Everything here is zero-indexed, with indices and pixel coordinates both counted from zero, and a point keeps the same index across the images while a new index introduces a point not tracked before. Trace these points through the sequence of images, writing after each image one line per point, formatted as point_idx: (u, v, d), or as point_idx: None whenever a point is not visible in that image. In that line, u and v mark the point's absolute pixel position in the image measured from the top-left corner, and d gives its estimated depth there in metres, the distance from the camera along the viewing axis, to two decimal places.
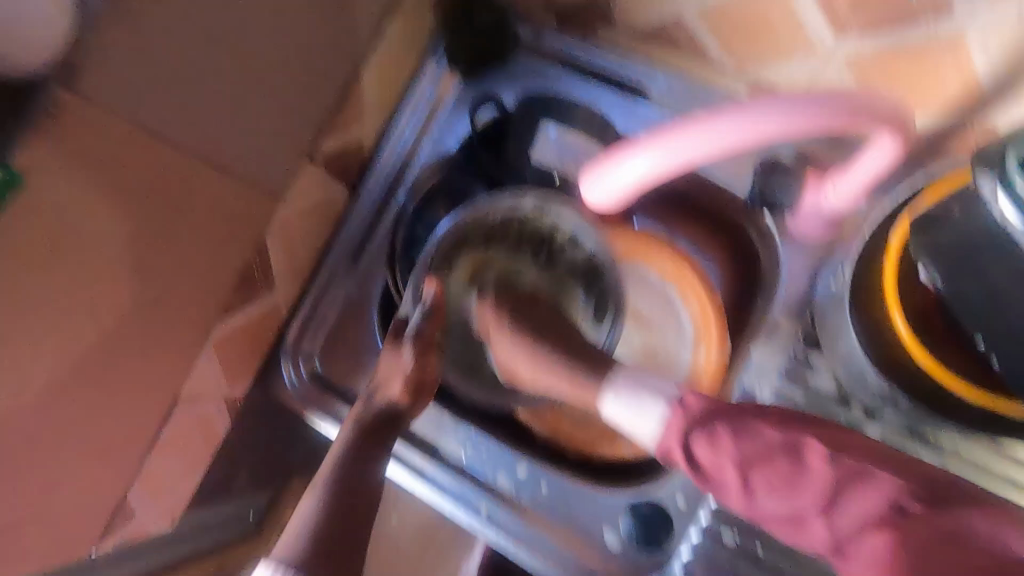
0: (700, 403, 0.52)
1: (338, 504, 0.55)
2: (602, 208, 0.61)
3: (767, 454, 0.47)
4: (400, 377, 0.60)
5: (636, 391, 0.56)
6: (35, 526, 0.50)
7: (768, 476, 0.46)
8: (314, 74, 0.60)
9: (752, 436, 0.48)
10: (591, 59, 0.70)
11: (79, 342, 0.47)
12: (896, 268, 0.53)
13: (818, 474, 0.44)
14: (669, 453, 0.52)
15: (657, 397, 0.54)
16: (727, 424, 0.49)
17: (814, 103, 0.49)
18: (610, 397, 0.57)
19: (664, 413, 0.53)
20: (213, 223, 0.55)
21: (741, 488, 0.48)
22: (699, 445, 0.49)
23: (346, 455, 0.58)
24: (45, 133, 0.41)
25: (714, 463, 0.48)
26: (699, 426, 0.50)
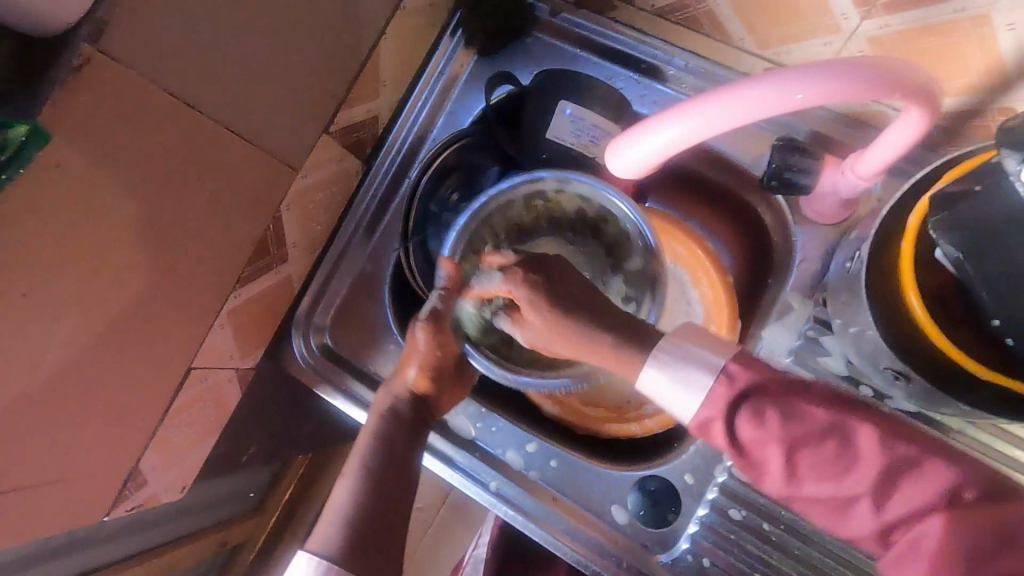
0: (749, 373, 0.44)
1: (386, 472, 0.54)
2: (628, 178, 0.54)
3: (816, 435, 0.41)
4: (420, 348, 0.59)
5: (681, 364, 0.46)
6: (65, 476, 0.53)
7: (815, 458, 0.41)
8: (335, 49, 0.62)
9: (800, 414, 0.42)
10: (606, 36, 0.71)
11: (110, 309, 0.51)
12: (912, 251, 0.50)
13: (870, 458, 0.40)
14: (707, 426, 0.45)
15: (703, 368, 0.45)
16: (773, 399, 0.42)
17: (849, 73, 0.42)
18: (652, 369, 0.47)
19: (708, 383, 0.44)
20: (231, 191, 0.57)
21: (785, 473, 0.42)
22: (744, 420, 0.42)
23: (387, 432, 0.57)
24: (70, 90, 0.43)
25: (757, 442, 0.42)
26: (747, 402, 0.43)
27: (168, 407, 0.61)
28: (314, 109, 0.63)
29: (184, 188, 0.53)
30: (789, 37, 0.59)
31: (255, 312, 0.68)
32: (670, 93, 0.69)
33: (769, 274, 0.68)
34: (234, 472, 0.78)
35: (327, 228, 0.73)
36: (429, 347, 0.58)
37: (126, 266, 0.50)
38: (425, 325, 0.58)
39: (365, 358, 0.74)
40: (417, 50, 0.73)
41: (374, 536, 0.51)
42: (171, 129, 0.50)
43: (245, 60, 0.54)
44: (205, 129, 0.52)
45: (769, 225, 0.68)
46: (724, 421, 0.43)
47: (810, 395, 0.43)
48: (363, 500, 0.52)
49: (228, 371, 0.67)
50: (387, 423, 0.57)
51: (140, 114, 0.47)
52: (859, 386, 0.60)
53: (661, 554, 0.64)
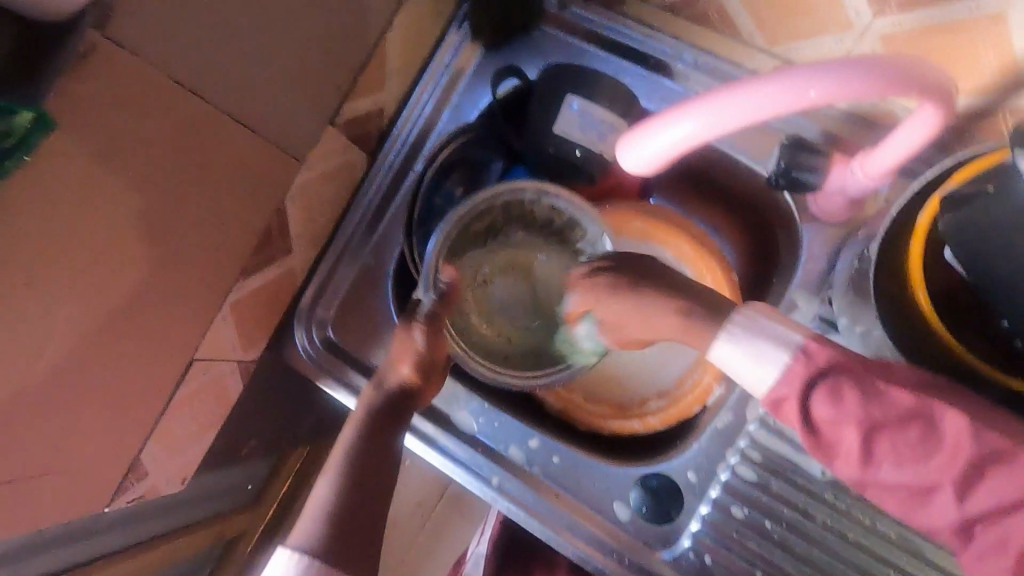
0: (828, 352, 0.45)
1: (360, 470, 0.54)
2: (638, 175, 0.54)
3: (897, 419, 0.42)
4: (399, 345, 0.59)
5: (755, 338, 0.47)
6: (66, 466, 0.53)
7: (896, 442, 0.42)
8: (343, 39, 0.62)
9: (885, 398, 0.43)
10: (614, 30, 0.70)
11: (116, 300, 0.50)
12: (921, 250, 0.50)
13: (954, 446, 0.41)
14: (780, 405, 0.45)
15: (777, 343, 0.46)
16: (854, 381, 0.43)
17: (863, 71, 0.42)
18: (731, 342, 0.48)
19: (786, 360, 0.45)
20: (236, 182, 0.57)
21: (863, 456, 0.43)
22: (821, 398, 0.43)
23: (369, 425, 0.57)
24: (77, 76, 0.42)
25: (834, 422, 0.43)
26: (825, 381, 0.44)
27: (170, 398, 0.60)
28: (320, 101, 0.62)
29: (190, 178, 0.52)
30: (799, 32, 0.59)
31: (257, 304, 0.67)
32: (677, 89, 0.68)
33: (774, 271, 0.69)
34: (234, 464, 0.78)
35: (330, 220, 0.73)
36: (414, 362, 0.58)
37: (132, 257, 0.50)
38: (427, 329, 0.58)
39: (367, 352, 0.74)
40: (423, 42, 0.72)
41: (349, 534, 0.52)
42: (177, 119, 0.49)
43: (253, 50, 0.54)
44: (211, 120, 0.52)
45: (774, 221, 0.68)
46: (799, 397, 0.44)
47: (893, 380, 0.44)
48: (339, 497, 0.53)
49: (230, 364, 0.67)
50: (368, 415, 0.57)
51: (146, 103, 0.47)
52: None
53: (663, 550, 0.64)
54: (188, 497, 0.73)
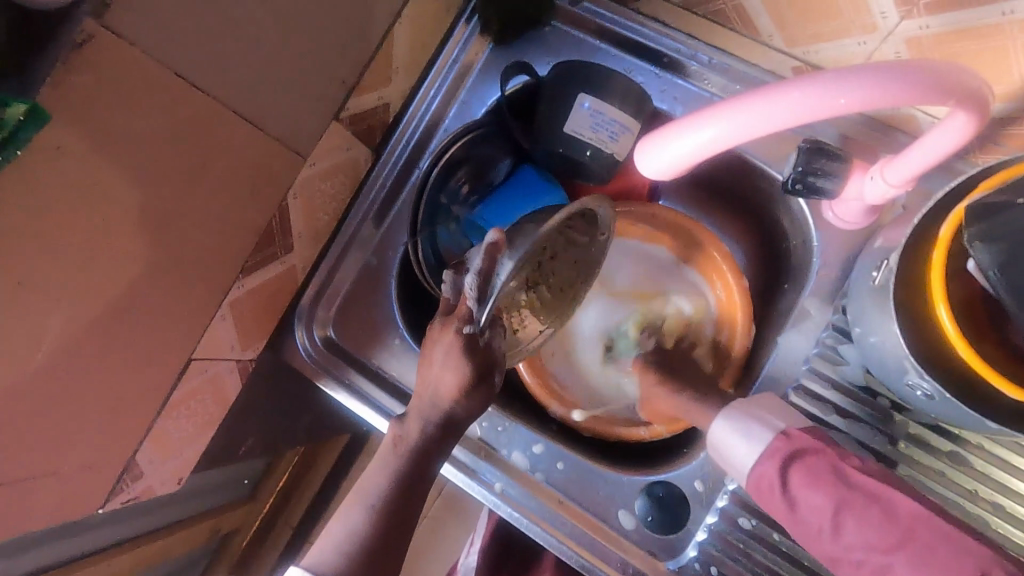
0: (806, 438, 0.52)
1: (396, 509, 0.55)
2: (656, 180, 0.52)
3: (862, 500, 0.47)
4: (455, 379, 0.54)
5: (746, 422, 0.54)
6: (54, 468, 0.51)
7: (860, 519, 0.46)
8: (350, 32, 0.60)
9: (851, 479, 0.48)
10: (627, 29, 0.69)
11: (108, 297, 0.49)
12: (944, 262, 0.48)
13: (908, 526, 0.45)
14: (761, 480, 0.51)
15: (765, 429, 0.53)
16: (826, 463, 0.49)
17: (897, 77, 0.40)
18: (735, 432, 0.55)
19: (769, 439, 0.52)
20: (237, 177, 0.55)
21: (829, 528, 0.47)
22: (797, 474, 0.49)
23: (415, 463, 0.56)
24: (73, 67, 0.41)
25: (804, 495, 0.49)
26: (798, 460, 0.50)
27: (166, 399, 0.58)
28: (326, 94, 0.60)
29: (191, 174, 0.51)
30: (821, 33, 0.57)
31: (255, 304, 0.65)
32: (692, 90, 0.67)
33: (784, 278, 0.68)
34: (230, 464, 0.76)
35: (333, 218, 0.71)
36: (462, 386, 0.54)
37: (126, 254, 0.48)
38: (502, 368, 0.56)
39: (369, 353, 0.73)
40: (432, 35, 0.70)
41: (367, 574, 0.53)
42: (179, 111, 0.48)
43: (259, 41, 0.52)
44: (212, 113, 0.50)
45: (789, 229, 0.67)
46: (776, 473, 0.50)
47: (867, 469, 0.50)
48: (364, 531, 0.54)
49: (228, 364, 0.64)
50: (402, 458, 0.56)
51: (141, 93, 0.45)
52: (877, 395, 0.60)
53: (667, 561, 0.63)
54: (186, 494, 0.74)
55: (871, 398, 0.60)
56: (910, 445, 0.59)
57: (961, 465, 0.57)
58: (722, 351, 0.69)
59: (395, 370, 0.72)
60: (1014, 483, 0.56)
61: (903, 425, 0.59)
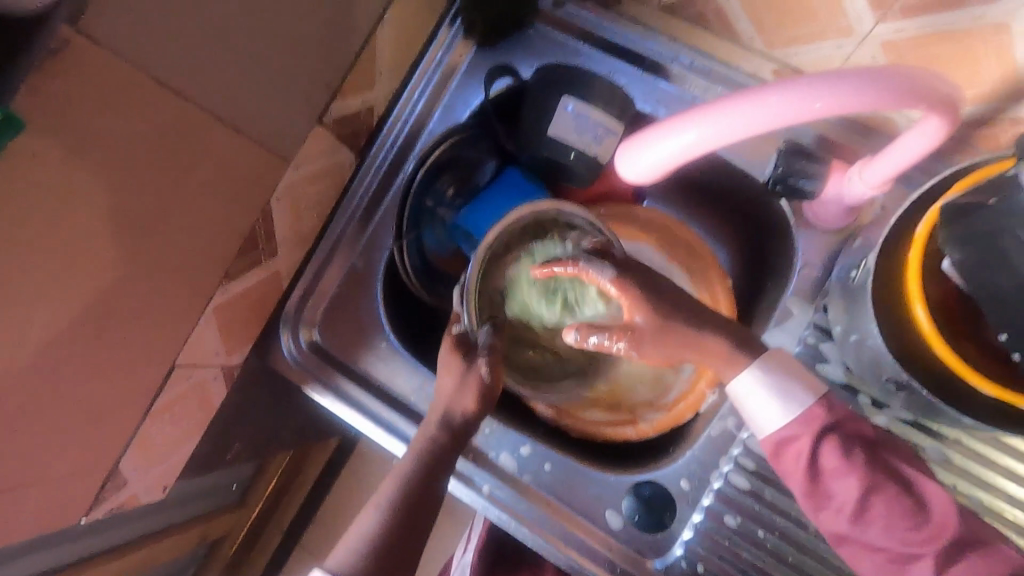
0: (843, 412, 0.50)
1: (407, 516, 0.53)
2: (637, 183, 0.53)
3: (895, 487, 0.48)
4: (453, 378, 0.58)
5: (785, 386, 0.51)
6: (36, 478, 0.50)
7: (891, 506, 0.47)
8: (331, 35, 0.59)
9: (884, 465, 0.49)
10: (610, 31, 0.69)
11: (88, 304, 0.48)
12: (920, 261, 0.49)
13: (938, 522, 0.47)
14: (786, 448, 0.50)
15: (802, 394, 0.51)
16: (862, 443, 0.49)
17: (872, 82, 0.41)
18: (759, 377, 0.51)
19: (809, 405, 0.50)
20: (219, 182, 0.54)
21: (856, 509, 0.48)
22: (833, 450, 0.49)
23: (425, 468, 0.55)
24: (49, 74, 0.40)
25: (838, 473, 0.48)
26: (837, 435, 0.49)
27: (150, 405, 0.58)
28: (308, 98, 0.60)
29: (172, 181, 0.50)
30: (799, 37, 0.58)
31: (240, 309, 0.64)
32: (673, 92, 0.67)
33: (767, 278, 0.69)
34: (217, 469, 0.76)
35: (318, 222, 0.71)
36: (475, 397, 0.57)
37: (106, 261, 0.48)
38: (488, 360, 0.59)
39: (355, 357, 0.72)
40: (416, 38, 0.70)
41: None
42: (159, 118, 0.47)
43: (238, 46, 0.51)
44: (192, 119, 0.50)
45: (771, 229, 0.68)
46: (811, 444, 0.49)
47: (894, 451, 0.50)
48: (385, 525, 0.52)
49: (213, 370, 0.64)
50: (425, 454, 0.56)
51: (118, 99, 0.44)
52: (858, 394, 0.60)
53: (655, 559, 0.64)
54: (170, 501, 0.73)
55: (853, 398, 0.60)
56: None
57: (941, 460, 0.58)
58: None
59: (383, 373, 0.72)
60: (990, 477, 0.57)
61: (883, 423, 0.59)
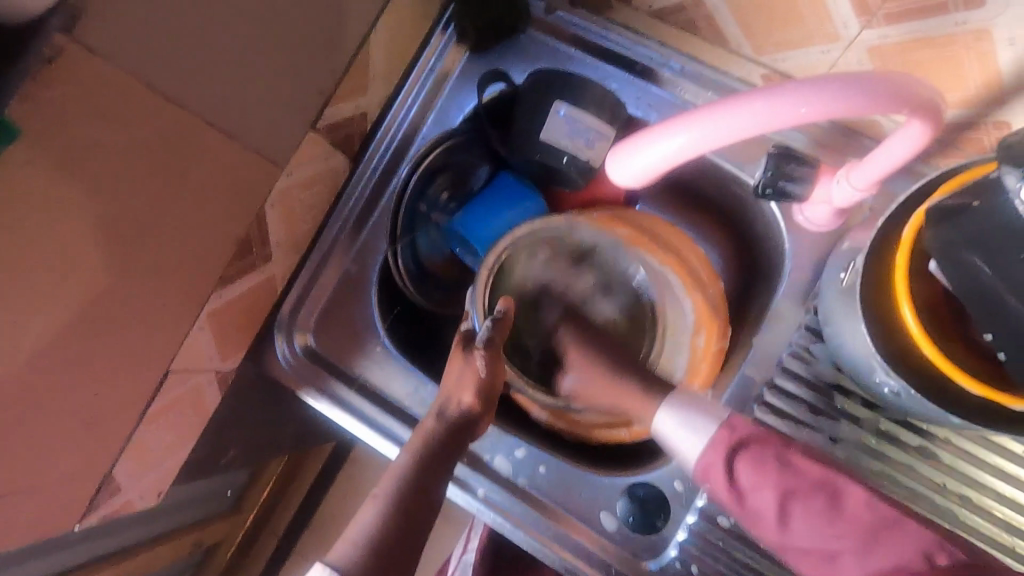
0: (749, 427, 0.51)
1: (406, 512, 0.54)
2: (628, 186, 0.54)
3: (806, 488, 0.46)
4: (458, 372, 0.61)
5: (688, 414, 0.54)
6: (29, 484, 0.50)
7: (807, 508, 0.46)
8: (324, 41, 0.60)
9: (796, 467, 0.47)
10: (601, 36, 0.70)
11: (82, 310, 0.48)
12: (908, 263, 0.50)
13: (856, 514, 0.45)
14: (706, 472, 0.50)
15: (707, 418, 0.53)
16: (769, 451, 0.48)
17: (857, 87, 0.42)
18: (666, 414, 0.56)
19: (711, 431, 0.51)
20: (213, 188, 0.55)
21: (776, 518, 0.47)
22: (743, 464, 0.48)
23: (424, 466, 0.57)
24: (43, 81, 0.41)
25: (752, 488, 0.47)
26: (744, 450, 0.49)
27: (145, 410, 0.58)
28: (301, 104, 0.60)
29: (166, 186, 0.51)
30: (786, 42, 0.59)
31: (234, 314, 0.65)
32: (666, 97, 0.68)
33: (758, 280, 0.70)
34: (212, 475, 0.76)
35: (312, 227, 0.71)
36: (478, 395, 0.59)
37: (100, 267, 0.48)
38: (484, 354, 0.59)
39: (350, 361, 0.73)
40: (408, 43, 0.71)
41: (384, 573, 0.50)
42: (153, 124, 0.48)
43: (231, 52, 0.52)
44: (185, 125, 0.50)
45: (761, 231, 0.68)
46: (722, 464, 0.49)
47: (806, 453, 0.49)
48: (383, 522, 0.53)
49: (208, 375, 0.64)
50: (425, 450, 0.58)
51: (111, 106, 0.45)
52: (848, 393, 0.61)
53: (649, 561, 0.64)
54: (164, 507, 0.72)
55: (842, 397, 0.61)
56: (881, 440, 0.60)
57: (931, 460, 0.59)
58: (696, 355, 0.70)
59: (377, 378, 0.72)
60: (980, 476, 0.58)
61: (873, 423, 0.60)
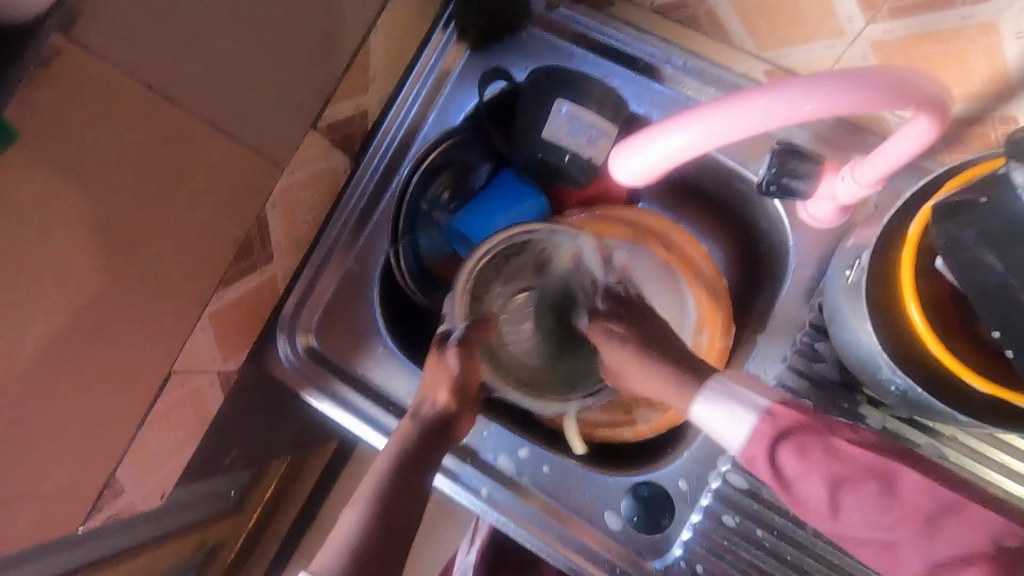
0: (792, 414, 0.47)
1: (388, 512, 0.53)
2: (629, 185, 0.53)
3: (859, 474, 0.43)
4: (437, 371, 0.60)
5: (726, 399, 0.51)
6: (32, 487, 0.50)
7: (861, 497, 0.43)
8: (323, 40, 0.59)
9: (846, 454, 0.44)
10: (602, 33, 0.69)
11: (83, 312, 0.48)
12: (914, 260, 0.49)
13: (913, 501, 0.42)
14: (750, 461, 0.47)
15: (745, 405, 0.49)
16: (816, 438, 0.45)
17: (860, 84, 0.42)
18: (700, 403, 0.53)
19: (754, 420, 0.47)
20: (213, 189, 0.54)
21: (829, 509, 0.44)
22: (790, 454, 0.45)
23: (403, 464, 0.56)
24: (42, 84, 0.40)
25: (801, 476, 0.44)
26: (791, 437, 0.45)
27: (147, 412, 0.58)
28: (301, 103, 0.60)
29: (166, 188, 0.50)
30: (789, 38, 0.58)
31: (235, 315, 0.64)
32: (668, 94, 0.68)
33: (763, 278, 0.69)
34: (214, 476, 0.76)
35: (313, 227, 0.71)
36: (454, 390, 0.59)
37: (101, 269, 0.48)
38: (457, 351, 0.61)
39: (352, 361, 0.72)
40: (408, 42, 0.70)
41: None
42: (152, 125, 0.48)
43: (230, 52, 0.51)
44: (185, 126, 0.50)
45: (765, 229, 0.68)
46: (767, 455, 0.46)
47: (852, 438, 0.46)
48: (366, 525, 0.52)
49: (209, 376, 0.64)
50: (404, 449, 0.57)
51: (110, 108, 0.44)
52: (854, 392, 0.61)
53: (654, 560, 0.64)
54: (168, 508, 0.72)
55: (848, 395, 0.61)
56: (888, 439, 0.59)
57: (937, 458, 0.58)
58: (699, 352, 0.69)
59: (380, 378, 0.72)
60: (986, 472, 0.57)
61: (879, 422, 0.60)
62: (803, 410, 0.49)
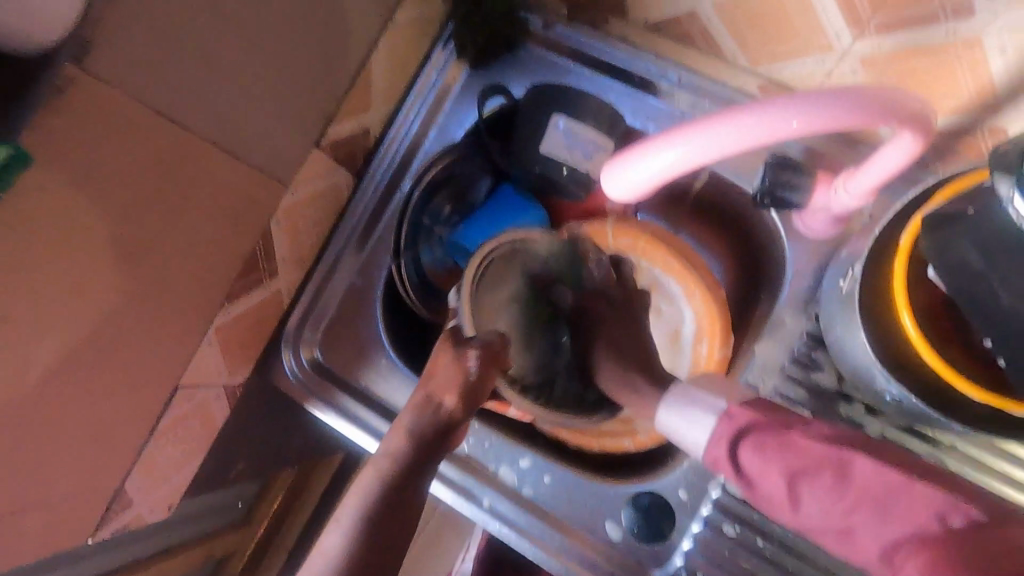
0: (747, 414, 0.49)
1: (387, 506, 0.53)
2: (623, 201, 0.54)
3: (811, 464, 0.43)
4: (457, 371, 0.57)
5: (691, 403, 0.54)
6: (41, 498, 0.51)
7: (815, 487, 0.42)
8: (327, 62, 0.61)
9: (797, 445, 0.44)
10: (598, 50, 0.70)
11: (89, 328, 0.49)
12: (906, 271, 0.50)
13: (866, 486, 0.40)
14: (718, 463, 0.49)
15: (708, 408, 0.52)
16: (771, 432, 0.46)
17: (839, 103, 0.43)
18: (667, 411, 0.55)
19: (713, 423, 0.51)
20: (220, 207, 0.56)
21: (787, 501, 0.43)
22: (743, 452, 0.46)
23: (402, 469, 0.54)
24: (56, 111, 0.42)
25: (756, 472, 0.45)
26: (745, 434, 0.47)
27: (154, 424, 0.59)
28: (304, 122, 0.62)
29: (173, 208, 0.52)
30: (780, 53, 0.59)
31: (240, 329, 0.66)
32: (663, 109, 0.68)
33: (759, 289, 0.70)
34: (221, 488, 0.77)
35: (317, 242, 0.72)
36: (461, 395, 0.56)
37: (109, 286, 0.49)
38: (478, 353, 0.58)
39: (354, 374, 0.74)
40: (409, 60, 0.72)
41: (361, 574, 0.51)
42: (161, 150, 0.49)
43: (234, 74, 0.53)
44: (192, 149, 0.51)
45: (763, 239, 0.69)
46: (727, 456, 0.48)
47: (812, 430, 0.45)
48: (363, 524, 0.52)
49: (215, 389, 0.65)
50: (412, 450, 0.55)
51: (120, 134, 0.46)
52: (852, 402, 0.61)
53: (655, 570, 0.64)
54: (175, 520, 0.73)
55: (845, 405, 0.61)
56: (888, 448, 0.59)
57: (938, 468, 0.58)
58: (699, 363, 0.70)
59: (383, 391, 0.73)
60: (990, 484, 0.57)
61: (877, 430, 0.60)
62: (770, 411, 0.50)
